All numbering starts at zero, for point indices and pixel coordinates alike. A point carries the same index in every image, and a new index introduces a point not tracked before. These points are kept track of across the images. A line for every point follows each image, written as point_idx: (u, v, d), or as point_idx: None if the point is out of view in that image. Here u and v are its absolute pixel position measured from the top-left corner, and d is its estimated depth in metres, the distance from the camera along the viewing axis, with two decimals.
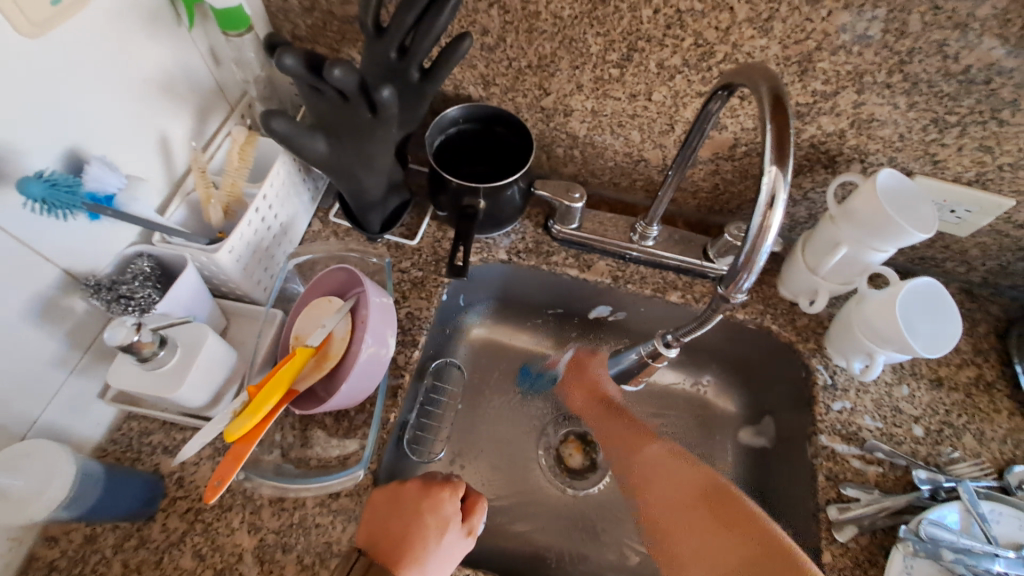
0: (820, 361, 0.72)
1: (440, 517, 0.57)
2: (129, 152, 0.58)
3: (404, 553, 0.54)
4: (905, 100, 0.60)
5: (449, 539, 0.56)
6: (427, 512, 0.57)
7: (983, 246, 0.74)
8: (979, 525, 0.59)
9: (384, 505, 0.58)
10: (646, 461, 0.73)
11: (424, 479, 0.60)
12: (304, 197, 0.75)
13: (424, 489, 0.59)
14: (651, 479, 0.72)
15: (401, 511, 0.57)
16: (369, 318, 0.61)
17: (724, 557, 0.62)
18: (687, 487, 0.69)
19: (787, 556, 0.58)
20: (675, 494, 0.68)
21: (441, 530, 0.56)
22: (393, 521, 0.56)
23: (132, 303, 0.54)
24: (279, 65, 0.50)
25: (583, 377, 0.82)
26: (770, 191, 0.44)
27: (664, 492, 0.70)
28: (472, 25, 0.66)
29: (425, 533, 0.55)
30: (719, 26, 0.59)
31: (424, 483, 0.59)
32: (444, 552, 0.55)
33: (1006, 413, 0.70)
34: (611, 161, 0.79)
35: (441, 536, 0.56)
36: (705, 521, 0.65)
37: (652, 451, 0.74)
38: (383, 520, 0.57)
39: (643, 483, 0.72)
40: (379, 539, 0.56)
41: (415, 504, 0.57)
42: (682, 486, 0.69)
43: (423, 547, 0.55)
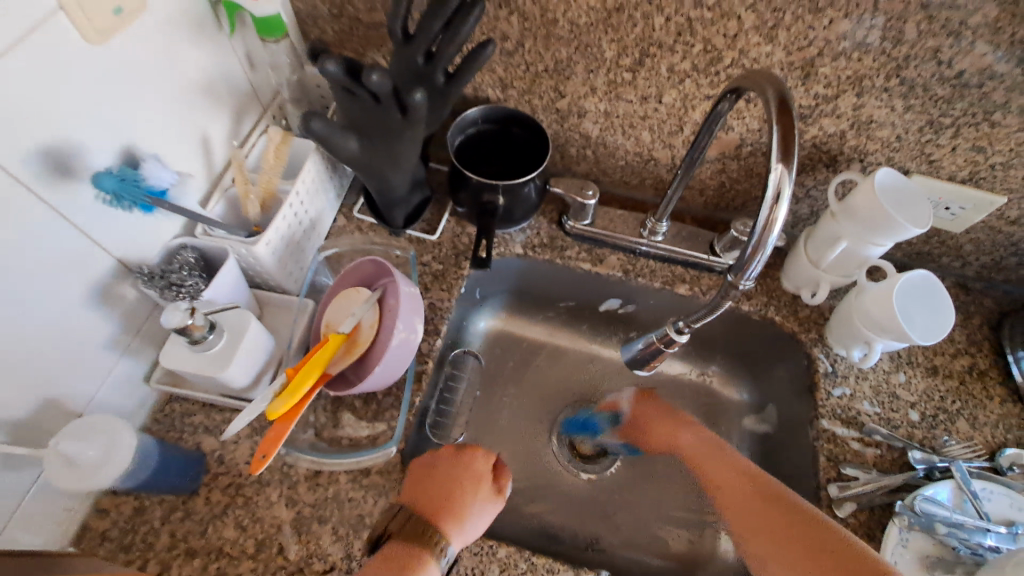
0: (822, 350, 0.76)
1: (473, 477, 0.65)
2: (176, 150, 0.62)
3: (444, 504, 0.60)
4: (902, 103, 0.64)
5: (483, 496, 0.63)
6: (462, 474, 0.64)
7: (977, 242, 0.77)
8: (971, 501, 0.63)
9: (421, 471, 0.64)
10: (710, 464, 0.72)
11: (455, 446, 0.68)
12: (331, 193, 0.79)
13: (456, 453, 0.66)
14: (716, 472, 0.71)
15: (438, 474, 0.64)
16: (397, 307, 0.65)
17: (788, 548, 0.59)
18: (760, 491, 0.65)
19: (859, 559, 0.55)
20: (744, 492, 0.66)
21: (476, 488, 0.64)
22: (432, 480, 0.63)
23: (182, 290, 0.59)
24: (321, 70, 0.54)
25: (651, 408, 0.80)
26: (776, 187, 0.48)
27: (733, 497, 0.67)
28: (493, 32, 0.70)
29: (462, 490, 0.62)
30: (727, 33, 0.63)
31: (455, 449, 0.67)
32: (480, 508, 0.62)
33: (998, 400, 0.74)
34: (622, 160, 0.83)
35: (476, 493, 0.63)
36: (761, 509, 0.63)
37: (716, 453, 0.73)
38: (422, 483, 0.63)
39: (724, 488, 0.69)
40: (420, 496, 0.62)
41: (451, 467, 0.65)
42: (741, 485, 0.67)
43: (461, 499, 0.61)
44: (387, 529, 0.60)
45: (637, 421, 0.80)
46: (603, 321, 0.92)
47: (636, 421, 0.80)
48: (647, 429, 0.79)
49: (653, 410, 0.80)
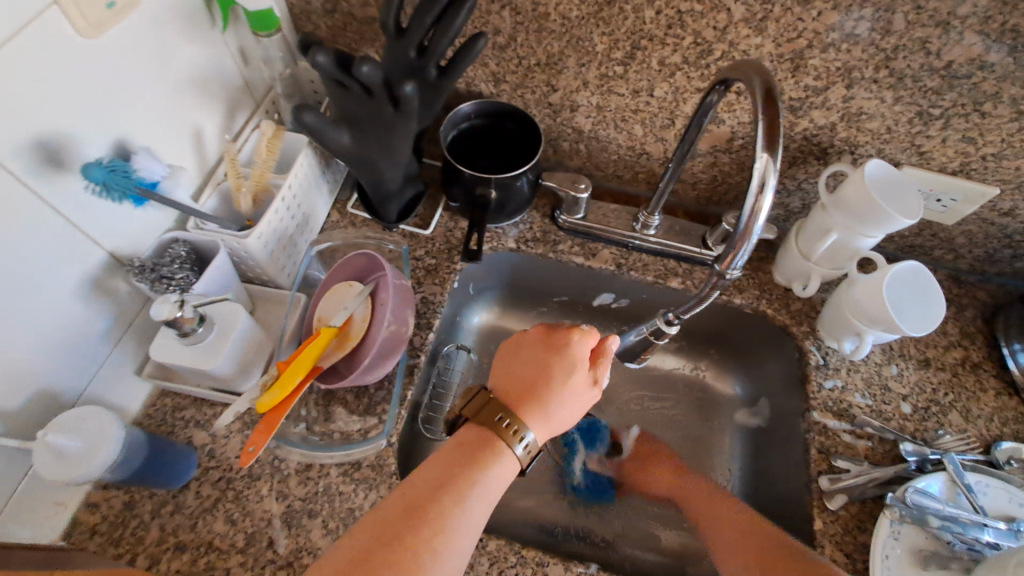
0: (813, 342, 0.76)
1: (564, 360, 0.59)
2: (168, 143, 0.62)
3: (528, 391, 0.57)
4: (892, 94, 0.64)
5: (575, 383, 0.58)
6: (552, 357, 0.59)
7: (970, 234, 0.77)
8: (965, 495, 0.63)
9: (512, 355, 0.61)
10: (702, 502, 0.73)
11: (547, 328, 0.62)
12: (324, 188, 0.79)
13: (545, 337, 0.61)
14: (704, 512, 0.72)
15: (525, 362, 0.60)
16: (388, 300, 0.65)
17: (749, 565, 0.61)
18: (743, 522, 0.66)
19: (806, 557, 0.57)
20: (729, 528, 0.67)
21: (568, 374, 0.58)
22: (517, 366, 0.60)
23: (172, 283, 0.59)
24: (313, 62, 0.54)
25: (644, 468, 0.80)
26: (761, 177, 0.48)
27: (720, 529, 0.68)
28: (485, 26, 0.70)
29: (551, 377, 0.58)
30: (717, 26, 0.63)
31: (545, 332, 0.62)
32: (570, 393, 0.57)
33: (991, 392, 0.74)
34: (614, 155, 0.83)
35: (567, 378, 0.58)
36: (758, 545, 0.62)
37: (698, 488, 0.74)
38: (511, 367, 0.60)
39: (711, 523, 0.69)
40: (507, 380, 0.59)
41: (540, 353, 0.60)
42: (732, 521, 0.67)
43: (547, 386, 0.57)
44: (462, 411, 0.57)
45: (637, 457, 0.82)
46: (597, 316, 0.92)
47: (637, 456, 0.82)
48: (643, 467, 0.81)
49: (646, 449, 0.82)
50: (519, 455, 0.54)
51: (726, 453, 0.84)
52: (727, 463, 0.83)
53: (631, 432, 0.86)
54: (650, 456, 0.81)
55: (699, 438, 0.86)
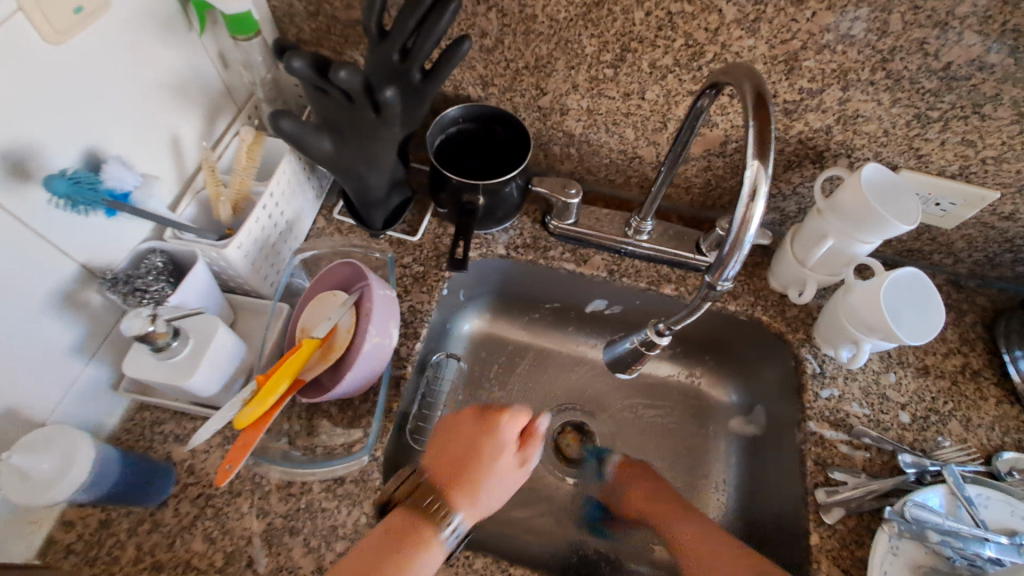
0: (809, 350, 0.74)
1: (496, 443, 0.62)
2: (143, 151, 0.60)
3: (460, 473, 0.60)
4: (889, 97, 0.63)
5: (506, 464, 0.61)
6: (484, 439, 0.63)
7: (969, 238, 0.76)
8: (966, 508, 0.61)
9: (445, 435, 0.64)
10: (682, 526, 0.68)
11: (479, 410, 0.66)
12: (309, 194, 0.77)
13: (480, 418, 0.65)
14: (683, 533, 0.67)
15: (459, 442, 0.63)
16: (372, 310, 0.63)
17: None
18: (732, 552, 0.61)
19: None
20: (719, 555, 0.61)
21: (496, 458, 0.61)
22: (452, 447, 0.63)
23: (146, 296, 0.57)
24: (288, 68, 0.52)
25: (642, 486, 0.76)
26: (751, 184, 0.46)
27: (701, 558, 0.62)
28: (471, 28, 0.68)
29: (485, 457, 0.61)
30: (708, 27, 0.61)
31: (479, 413, 0.65)
32: (502, 476, 0.61)
33: (992, 401, 0.72)
34: (606, 158, 0.81)
35: (498, 459, 0.61)
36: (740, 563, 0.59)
37: (684, 519, 0.69)
38: (445, 449, 0.63)
39: (697, 555, 0.63)
40: (438, 463, 0.61)
41: (473, 435, 0.63)
42: (717, 545, 0.63)
43: (478, 468, 0.60)
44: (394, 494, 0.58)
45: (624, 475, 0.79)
46: (590, 323, 0.90)
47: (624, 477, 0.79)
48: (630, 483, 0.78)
49: (633, 473, 0.79)
50: (448, 544, 0.55)
51: (722, 462, 0.82)
52: (723, 473, 0.81)
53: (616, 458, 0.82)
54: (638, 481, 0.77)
55: (694, 448, 0.84)
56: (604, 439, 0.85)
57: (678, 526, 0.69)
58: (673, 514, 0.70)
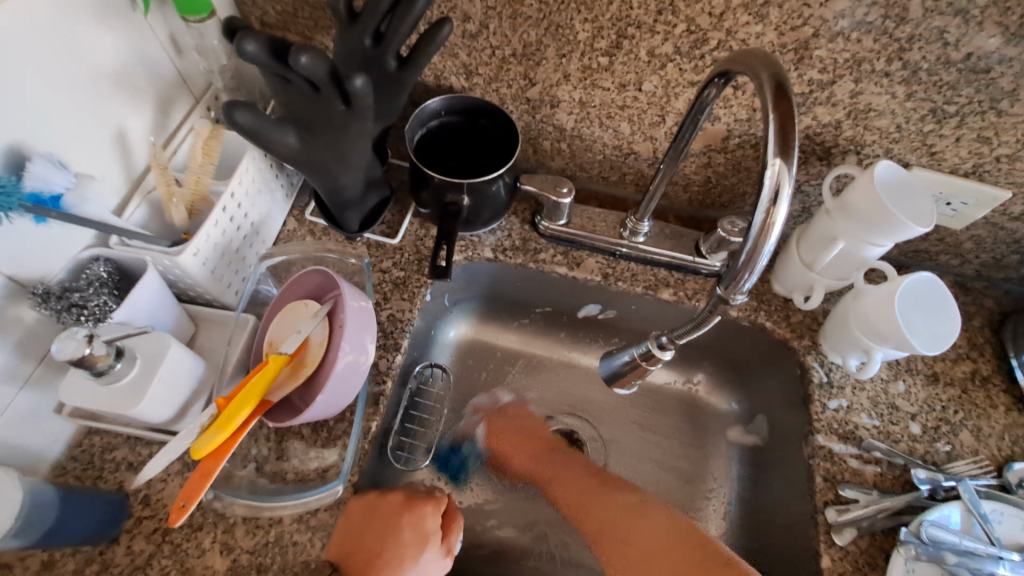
0: (816, 358, 0.70)
1: (417, 534, 0.56)
2: (81, 148, 0.53)
3: (380, 569, 0.54)
4: (904, 89, 0.58)
5: (426, 557, 0.55)
6: (406, 528, 0.56)
7: (978, 239, 0.72)
8: (981, 526, 0.58)
9: (361, 515, 0.55)
10: (602, 509, 0.69)
11: (405, 493, 0.58)
12: (277, 194, 0.70)
13: (406, 503, 0.57)
14: (601, 512, 0.69)
15: (376, 525, 0.55)
16: (346, 323, 0.57)
17: None
18: (667, 532, 0.64)
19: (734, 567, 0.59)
20: (626, 498, 0.69)
21: (420, 550, 0.55)
22: (369, 535, 0.55)
23: (84, 312, 0.51)
24: (240, 52, 0.46)
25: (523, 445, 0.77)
26: (773, 186, 0.41)
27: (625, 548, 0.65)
28: (452, 11, 0.62)
29: (403, 550, 0.55)
30: (712, 11, 0.56)
31: (406, 497, 0.58)
32: (420, 570, 0.55)
33: (1002, 408, 0.69)
34: (600, 155, 0.76)
35: (419, 553, 0.55)
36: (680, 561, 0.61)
37: (579, 462, 0.74)
38: (358, 539, 0.54)
39: (608, 527, 0.67)
40: (352, 553, 0.53)
41: (395, 523, 0.55)
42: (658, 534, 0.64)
43: (400, 563, 0.54)
44: None
45: (511, 419, 0.80)
46: (583, 328, 0.85)
47: (511, 418, 0.80)
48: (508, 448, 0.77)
49: (503, 427, 0.79)
50: None
51: (722, 474, 0.78)
52: (723, 488, 0.77)
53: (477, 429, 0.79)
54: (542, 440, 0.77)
55: (693, 460, 0.79)
56: (598, 452, 0.80)
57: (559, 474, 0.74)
58: (568, 475, 0.73)
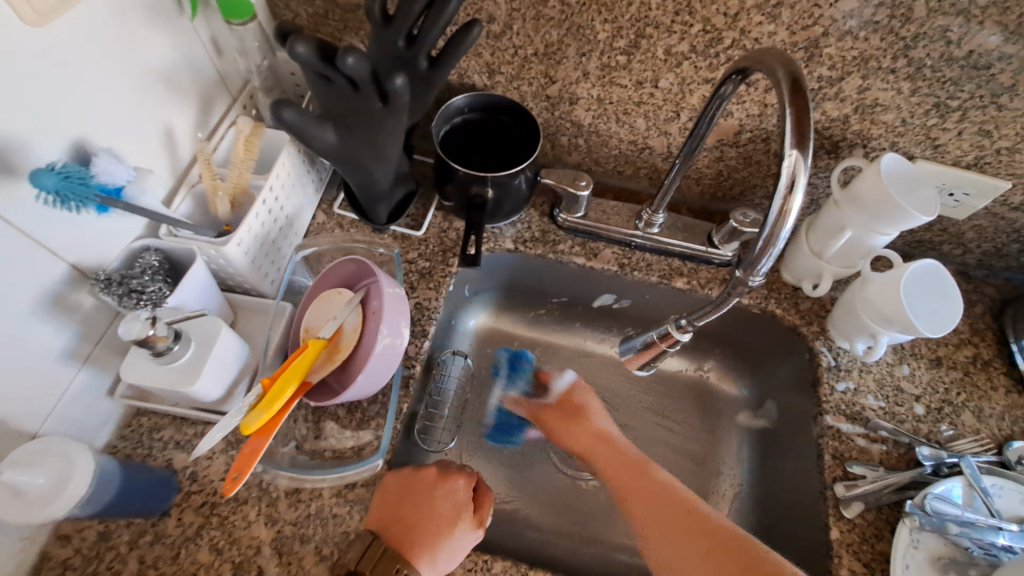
0: (824, 343, 0.73)
1: (451, 506, 0.59)
2: (134, 143, 0.56)
3: (419, 537, 0.56)
4: (909, 85, 0.61)
5: (462, 526, 0.58)
6: (440, 500, 0.59)
7: (979, 229, 0.75)
8: (982, 499, 0.61)
9: (399, 488, 0.59)
10: (634, 486, 0.69)
11: (438, 468, 0.62)
12: (308, 188, 0.74)
13: (439, 476, 0.61)
14: (639, 492, 0.69)
15: (413, 496, 0.59)
16: (381, 309, 0.60)
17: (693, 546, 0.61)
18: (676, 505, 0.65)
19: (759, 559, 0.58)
20: (656, 488, 0.68)
21: (456, 518, 0.58)
22: (407, 505, 0.58)
23: (143, 297, 0.54)
24: (291, 53, 0.50)
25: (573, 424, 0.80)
26: (790, 175, 0.44)
27: (661, 525, 0.65)
28: (478, 12, 0.65)
29: (437, 521, 0.57)
30: (727, 12, 0.59)
31: (439, 471, 0.62)
32: (456, 539, 0.57)
33: (1001, 390, 0.72)
34: (615, 149, 0.79)
35: (454, 522, 0.58)
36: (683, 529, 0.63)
37: (652, 475, 0.70)
38: (398, 510, 0.58)
39: (626, 496, 0.69)
40: (392, 522, 0.57)
41: (431, 494, 0.59)
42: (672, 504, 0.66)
43: (437, 532, 0.57)
44: (352, 564, 0.53)
45: (561, 408, 0.82)
46: (598, 317, 0.88)
47: (562, 404, 0.83)
48: (563, 420, 0.81)
49: (569, 411, 0.82)
50: None
51: (733, 457, 0.81)
52: (734, 470, 0.80)
53: (562, 378, 0.85)
54: (580, 412, 0.81)
55: (705, 444, 0.83)
56: None
57: (628, 477, 0.71)
58: (624, 466, 0.72)
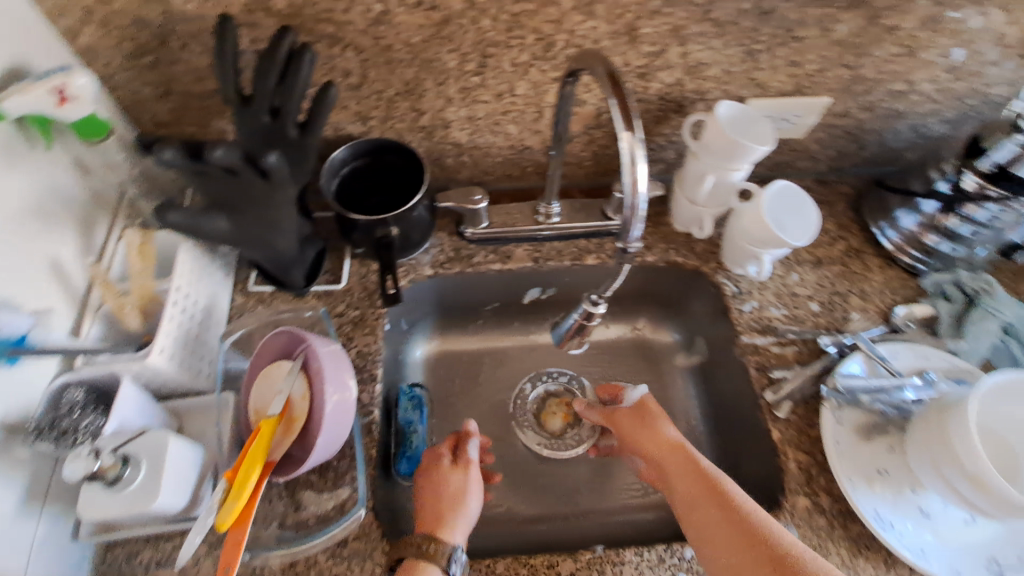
0: (725, 275, 0.83)
1: (438, 468, 0.71)
2: (25, 287, 0.56)
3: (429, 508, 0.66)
4: (720, 42, 0.71)
5: (452, 476, 0.69)
6: (431, 472, 0.70)
7: (819, 141, 0.87)
8: (882, 365, 0.73)
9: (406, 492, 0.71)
10: (677, 475, 0.66)
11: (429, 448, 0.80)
12: (218, 274, 0.74)
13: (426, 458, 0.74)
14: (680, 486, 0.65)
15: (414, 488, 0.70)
16: (322, 369, 0.62)
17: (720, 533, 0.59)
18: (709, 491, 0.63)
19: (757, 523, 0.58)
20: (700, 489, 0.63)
21: (445, 476, 0.69)
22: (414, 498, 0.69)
23: (79, 434, 0.54)
24: (160, 159, 0.51)
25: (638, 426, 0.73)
26: (630, 153, 0.50)
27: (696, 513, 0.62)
28: (331, 70, 0.69)
29: (436, 485, 0.68)
30: (552, 19, 0.66)
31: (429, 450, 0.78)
32: (454, 489, 0.68)
33: (875, 269, 0.84)
34: (499, 157, 0.85)
35: (445, 477, 0.69)
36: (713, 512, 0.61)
37: (686, 461, 0.66)
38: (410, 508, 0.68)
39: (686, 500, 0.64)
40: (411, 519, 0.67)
41: (423, 477, 0.70)
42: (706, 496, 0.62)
43: (438, 493, 0.67)
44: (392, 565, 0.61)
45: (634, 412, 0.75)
46: (532, 311, 0.94)
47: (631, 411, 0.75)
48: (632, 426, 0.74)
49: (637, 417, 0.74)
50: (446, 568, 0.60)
51: (684, 397, 0.89)
52: (687, 408, 0.88)
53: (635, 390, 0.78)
54: (654, 417, 0.73)
55: (656, 393, 0.90)
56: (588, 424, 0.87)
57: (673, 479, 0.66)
58: (680, 469, 0.66)
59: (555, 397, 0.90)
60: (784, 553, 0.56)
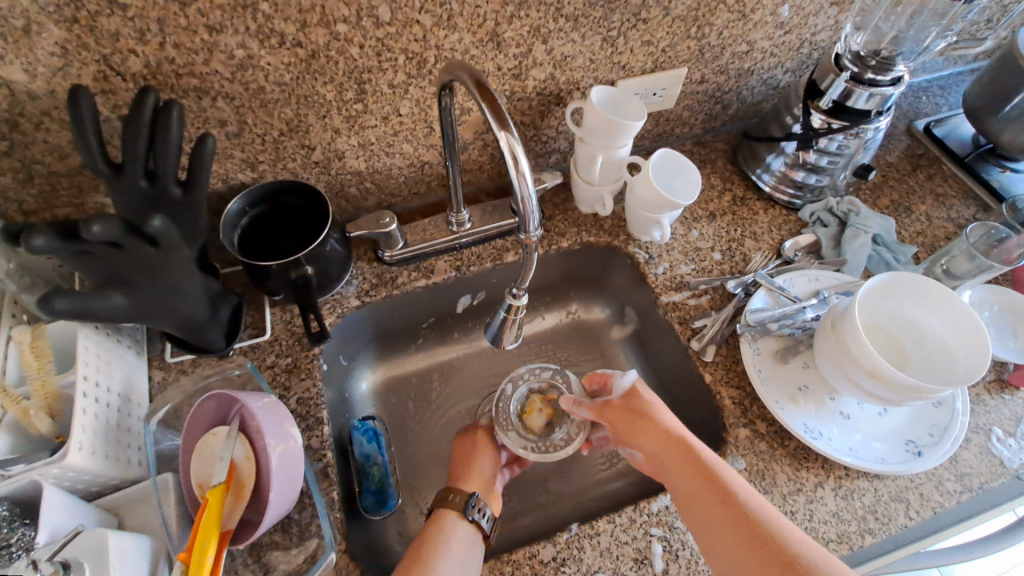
0: (635, 245, 0.88)
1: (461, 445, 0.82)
2: None
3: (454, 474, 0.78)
4: (578, 34, 0.76)
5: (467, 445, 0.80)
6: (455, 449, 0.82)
7: (689, 108, 0.95)
8: (782, 294, 0.81)
9: None
10: (679, 467, 0.65)
11: None
12: (128, 355, 0.70)
13: None
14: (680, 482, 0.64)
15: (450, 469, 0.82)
16: (260, 425, 0.61)
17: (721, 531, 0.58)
18: (710, 485, 0.61)
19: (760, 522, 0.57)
20: (701, 484, 0.62)
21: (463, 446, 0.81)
22: None
23: (9, 550, 0.49)
24: (30, 248, 0.48)
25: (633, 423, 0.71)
26: (509, 150, 0.53)
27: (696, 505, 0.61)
28: (206, 122, 0.68)
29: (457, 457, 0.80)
30: (417, 38, 0.68)
31: None
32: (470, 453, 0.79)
33: (761, 212, 0.93)
34: (400, 177, 0.86)
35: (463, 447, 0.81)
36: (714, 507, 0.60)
37: (691, 454, 0.65)
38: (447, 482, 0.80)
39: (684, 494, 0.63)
40: None
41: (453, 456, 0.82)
42: (708, 493, 0.61)
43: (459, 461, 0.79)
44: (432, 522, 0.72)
45: (626, 410, 0.72)
46: (468, 319, 0.96)
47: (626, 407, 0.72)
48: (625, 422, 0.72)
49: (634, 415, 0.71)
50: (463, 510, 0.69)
51: (626, 366, 0.94)
52: None
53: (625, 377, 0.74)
54: (647, 412, 0.71)
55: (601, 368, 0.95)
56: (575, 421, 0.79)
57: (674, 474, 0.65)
58: (678, 465, 0.65)
59: (540, 393, 0.81)
60: (783, 544, 0.55)
